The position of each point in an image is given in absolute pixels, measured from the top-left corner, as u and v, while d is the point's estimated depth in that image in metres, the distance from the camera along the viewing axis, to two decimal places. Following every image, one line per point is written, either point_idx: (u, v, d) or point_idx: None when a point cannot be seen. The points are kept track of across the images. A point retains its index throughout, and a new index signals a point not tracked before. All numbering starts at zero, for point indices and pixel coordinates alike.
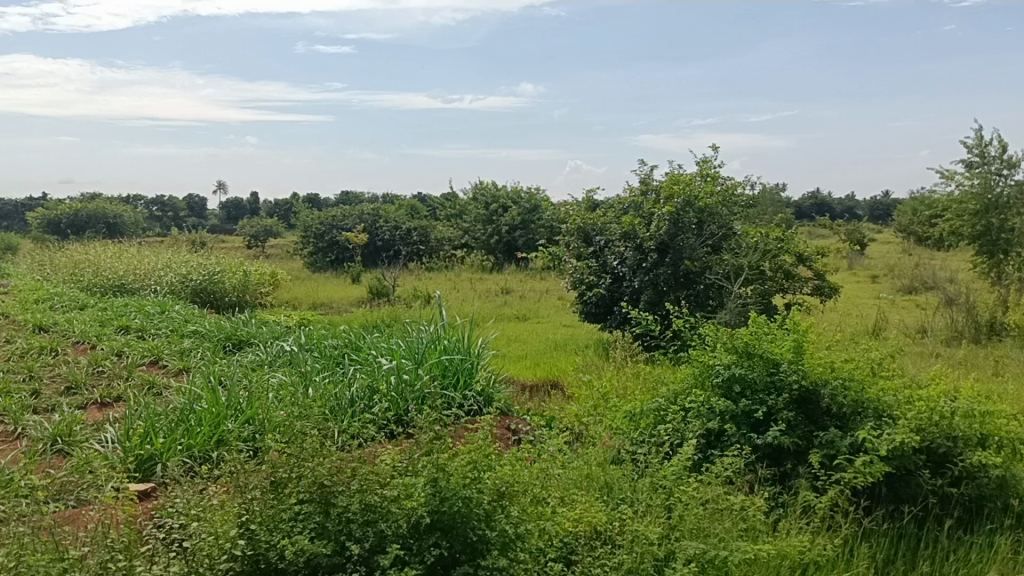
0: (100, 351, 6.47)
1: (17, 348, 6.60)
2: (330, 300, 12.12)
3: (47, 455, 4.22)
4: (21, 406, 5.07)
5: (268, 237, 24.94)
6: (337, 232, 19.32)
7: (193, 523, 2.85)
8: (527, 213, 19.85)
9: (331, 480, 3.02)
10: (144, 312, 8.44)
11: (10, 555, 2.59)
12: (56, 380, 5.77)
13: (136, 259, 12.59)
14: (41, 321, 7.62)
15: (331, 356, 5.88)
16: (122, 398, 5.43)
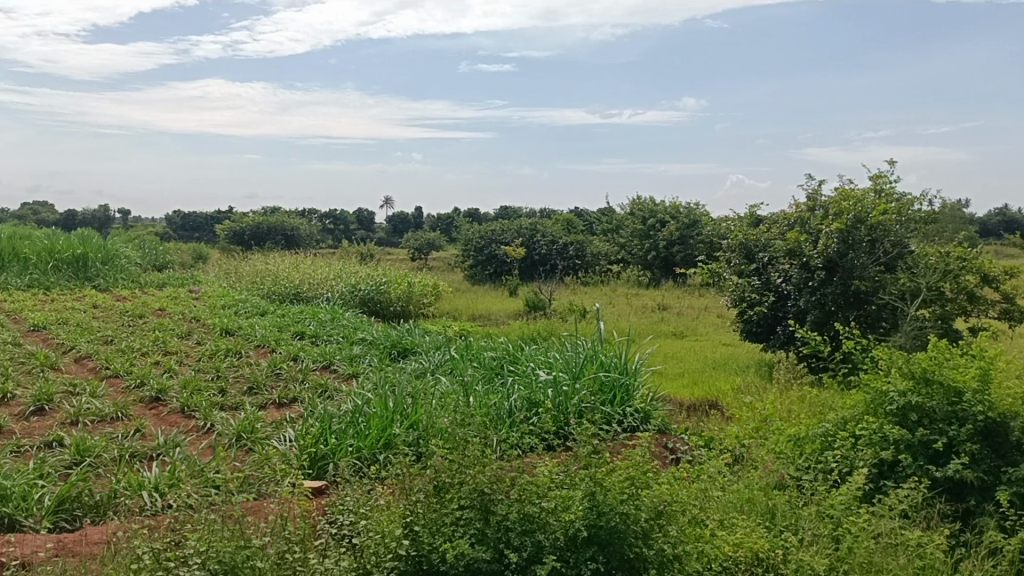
0: (279, 355, 6.92)
1: (207, 349, 7.17)
2: (488, 312, 12.40)
3: (233, 450, 4.55)
4: (210, 404, 5.50)
5: (430, 250, 25.85)
6: (496, 246, 19.76)
7: (362, 521, 3.02)
8: (686, 229, 19.53)
9: (490, 488, 3.06)
10: (317, 320, 8.95)
11: (202, 539, 2.79)
12: (240, 380, 6.23)
13: (311, 269, 13.38)
14: (227, 326, 8.24)
15: (490, 367, 6.02)
16: (298, 399, 5.78)
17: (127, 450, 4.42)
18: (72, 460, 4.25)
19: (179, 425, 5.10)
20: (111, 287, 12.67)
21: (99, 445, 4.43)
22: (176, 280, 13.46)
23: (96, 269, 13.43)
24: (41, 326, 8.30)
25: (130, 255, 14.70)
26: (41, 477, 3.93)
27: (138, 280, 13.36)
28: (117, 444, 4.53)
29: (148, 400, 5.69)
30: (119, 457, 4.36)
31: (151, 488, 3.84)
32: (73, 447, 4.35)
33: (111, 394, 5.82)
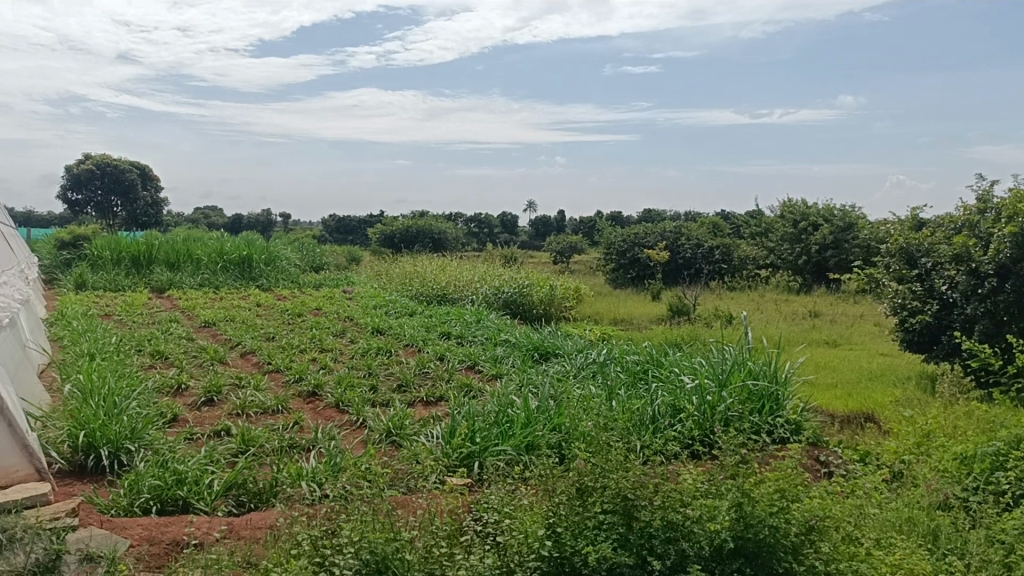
0: (426, 354, 7.14)
1: (359, 347, 7.49)
2: (631, 316, 12.30)
3: (383, 444, 4.73)
4: (362, 400, 5.74)
5: (573, 252, 25.92)
6: (639, 250, 19.57)
7: (507, 520, 3.08)
8: (840, 232, 18.64)
9: (634, 493, 3.04)
10: (463, 321, 9.17)
11: (356, 529, 2.94)
12: (390, 377, 6.47)
13: (457, 271, 13.71)
14: (378, 326, 8.58)
15: (634, 372, 5.98)
16: (444, 398, 5.94)
17: (287, 441, 4.69)
18: (238, 449, 4.55)
19: (333, 419, 5.36)
20: (273, 287, 13.46)
21: (262, 436, 4.73)
22: (331, 281, 14.12)
23: (259, 269, 14.29)
24: (211, 322, 8.92)
25: (290, 257, 15.57)
26: (211, 462, 4.23)
27: (297, 280, 14.11)
28: (278, 435, 4.81)
29: (306, 395, 6.01)
30: (280, 447, 4.63)
31: (309, 477, 4.05)
32: (239, 436, 4.66)
33: (273, 388, 6.18)
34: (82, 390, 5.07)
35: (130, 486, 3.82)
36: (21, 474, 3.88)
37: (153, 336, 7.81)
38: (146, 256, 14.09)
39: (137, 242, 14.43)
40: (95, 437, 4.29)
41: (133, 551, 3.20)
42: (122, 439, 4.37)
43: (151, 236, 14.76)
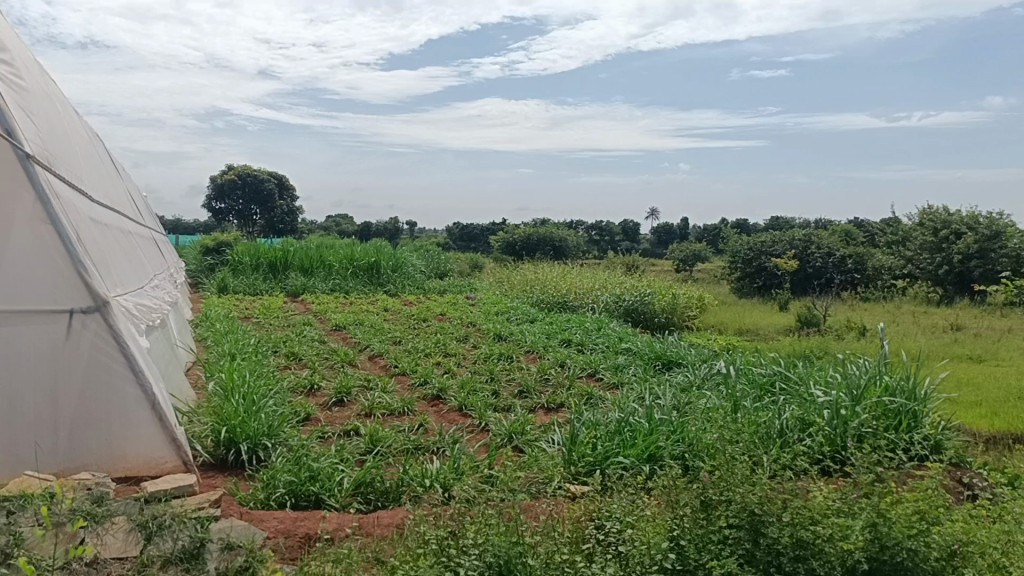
0: (547, 361, 7.18)
1: (482, 352, 7.62)
2: (756, 326, 11.97)
3: (505, 449, 4.79)
4: (484, 405, 5.83)
5: (696, 261, 25.47)
6: (765, 259, 19.04)
7: (629, 530, 3.03)
8: (986, 241, 17.52)
9: (761, 508, 2.95)
10: (583, 328, 9.16)
11: (480, 531, 3.00)
12: (511, 383, 6.54)
13: (578, 279, 13.72)
14: (500, 332, 8.69)
15: (760, 383, 5.82)
16: (565, 405, 5.95)
17: (412, 443, 4.82)
18: (367, 448, 4.71)
19: (457, 422, 5.46)
20: (400, 292, 13.85)
21: (390, 437, 4.88)
22: (455, 287, 14.39)
23: (386, 275, 14.73)
24: (342, 326, 9.26)
25: (416, 263, 15.99)
26: (342, 461, 4.39)
27: (422, 286, 14.46)
28: (404, 436, 4.95)
29: (430, 398, 6.15)
30: (406, 449, 4.76)
31: (433, 479, 4.15)
32: (368, 436, 4.82)
33: (399, 390, 6.36)
34: (224, 388, 5.37)
35: (267, 481, 4.01)
36: (168, 465, 4.14)
37: (287, 338, 8.18)
38: (282, 262, 14.81)
39: (274, 249, 15.16)
40: (235, 433, 4.54)
41: (270, 543, 3.37)
42: (260, 435, 4.60)
43: (287, 243, 15.49)
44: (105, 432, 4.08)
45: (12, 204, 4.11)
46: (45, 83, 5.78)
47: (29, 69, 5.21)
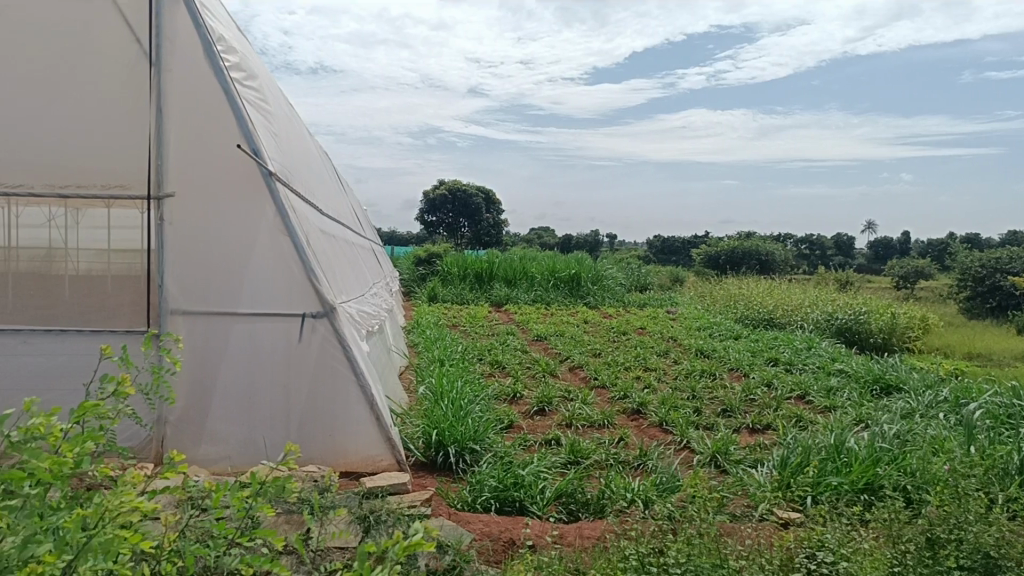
0: (753, 380, 6.93)
1: (683, 368, 7.48)
2: (989, 350, 10.93)
3: (707, 468, 4.67)
4: (686, 422, 5.72)
5: (918, 277, 23.67)
6: (1000, 276, 17.37)
7: (843, 563, 2.85)
8: None
9: (997, 552, 2.73)
10: (792, 347, 8.76)
11: (682, 551, 2.95)
12: (714, 401, 6.37)
13: (787, 295, 13.16)
14: (703, 348, 8.50)
15: (996, 414, 5.29)
16: (772, 427, 5.72)
17: (613, 456, 4.82)
18: (569, 459, 4.76)
19: (657, 438, 5.40)
20: (600, 304, 13.92)
21: (591, 448, 4.90)
22: (655, 301, 14.25)
23: (587, 287, 14.85)
24: (544, 336, 9.44)
25: (617, 276, 16.01)
26: (545, 470, 4.47)
27: (622, 299, 14.44)
28: (605, 449, 4.95)
29: (630, 412, 6.13)
30: (606, 462, 4.76)
31: (636, 494, 4.12)
32: (570, 447, 4.86)
33: (599, 403, 6.38)
34: (434, 393, 5.62)
35: (474, 485, 4.15)
36: (384, 464, 4.41)
37: (492, 346, 8.46)
38: (488, 273, 15.34)
39: (480, 260, 15.74)
40: (445, 436, 4.73)
41: (477, 545, 3.49)
42: (467, 439, 4.76)
43: (492, 255, 16.03)
44: (330, 429, 4.42)
45: (256, 218, 4.54)
46: (285, 106, 6.30)
47: (272, 93, 5.71)
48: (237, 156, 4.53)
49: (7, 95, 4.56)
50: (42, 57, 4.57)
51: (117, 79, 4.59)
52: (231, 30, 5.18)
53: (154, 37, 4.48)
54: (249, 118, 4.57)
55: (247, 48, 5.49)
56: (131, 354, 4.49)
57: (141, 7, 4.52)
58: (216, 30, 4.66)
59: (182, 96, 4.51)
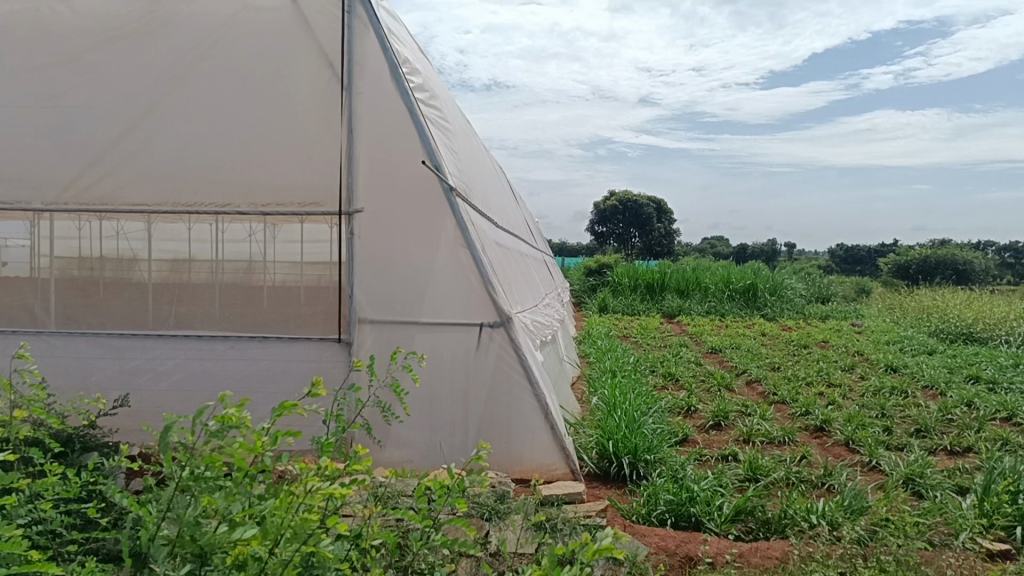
0: (951, 398, 6.44)
1: (871, 385, 7.07)
2: None
3: (900, 491, 4.39)
4: (875, 441, 5.40)
5: None
6: None
7: None
8: None
9: None
10: (996, 364, 8.07)
11: None
12: (907, 420, 5.98)
13: (988, 307, 12.14)
14: (893, 363, 7.99)
15: None
16: (973, 450, 5.30)
17: (795, 474, 4.63)
18: (747, 475, 4.61)
19: (843, 458, 5.14)
20: (778, 316, 13.41)
21: (772, 465, 4.73)
22: (838, 313, 13.56)
23: (764, 298, 14.34)
24: (718, 349, 9.22)
25: (796, 286, 15.37)
26: (723, 486, 4.36)
27: (802, 310, 13.85)
28: (786, 467, 4.77)
29: (813, 429, 5.87)
30: (787, 480, 4.59)
31: (820, 514, 3.94)
32: (748, 463, 4.71)
33: (779, 419, 6.15)
34: (607, 403, 5.62)
35: (649, 498, 4.11)
36: (558, 472, 4.45)
37: (664, 358, 8.36)
38: (659, 284, 15.16)
39: (652, 271, 15.59)
40: (618, 448, 4.72)
41: (653, 558, 3.45)
42: (642, 451, 4.72)
43: (664, 265, 15.83)
44: (506, 436, 4.52)
45: (437, 231, 4.72)
46: (463, 122, 6.52)
47: (451, 112, 5.93)
48: (421, 172, 4.73)
49: (215, 122, 4.96)
50: (246, 85, 4.95)
51: (310, 102, 4.91)
52: (414, 51, 5.42)
53: (346, 61, 4.77)
54: (431, 135, 4.77)
55: (428, 69, 5.74)
56: (324, 361, 4.80)
57: (335, 34, 4.86)
58: (401, 52, 4.91)
59: (370, 116, 4.79)
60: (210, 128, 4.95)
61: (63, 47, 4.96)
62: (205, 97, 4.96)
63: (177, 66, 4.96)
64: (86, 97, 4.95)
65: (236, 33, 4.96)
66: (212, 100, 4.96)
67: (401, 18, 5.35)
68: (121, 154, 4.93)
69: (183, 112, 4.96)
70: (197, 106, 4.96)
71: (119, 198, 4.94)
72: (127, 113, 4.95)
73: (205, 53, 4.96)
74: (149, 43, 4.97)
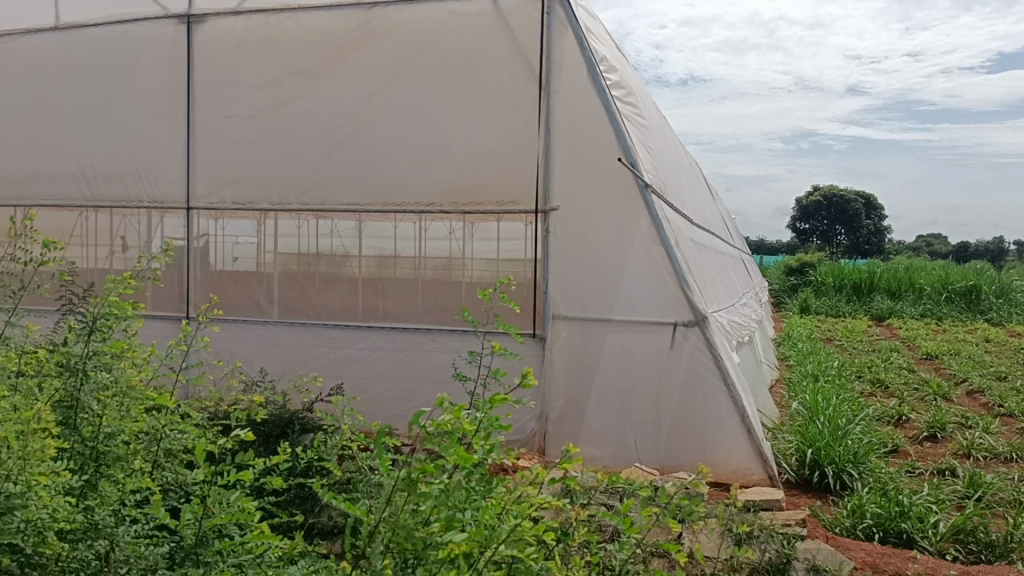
0: None
1: None
2: None
3: None
4: None
5: None
6: None
7: None
8: None
9: None
10: None
11: None
12: None
13: None
14: None
15: None
16: None
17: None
18: (966, 492, 4.24)
19: None
20: (1006, 321, 12.22)
21: (996, 483, 4.33)
22: None
23: (990, 301, 13.12)
24: (935, 356, 8.53)
25: None
26: (938, 502, 4.04)
27: None
28: (1013, 486, 4.34)
29: None
30: (1015, 501, 4.18)
31: None
32: (968, 479, 4.34)
33: (1006, 433, 5.61)
34: (808, 408, 5.36)
35: (853, 509, 3.89)
36: (756, 477, 4.28)
37: (873, 363, 7.86)
38: (868, 284, 14.25)
39: (860, 270, 14.69)
40: (820, 455, 4.49)
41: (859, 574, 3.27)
42: (846, 461, 4.46)
43: (874, 265, 14.86)
44: (699, 437, 4.45)
45: (633, 229, 4.69)
46: (659, 118, 6.45)
47: (647, 107, 5.89)
48: (617, 169, 4.73)
49: (420, 125, 5.20)
50: (449, 88, 5.15)
51: (508, 104, 5.04)
52: (611, 48, 5.44)
53: (545, 63, 4.88)
54: (628, 132, 4.74)
55: (625, 66, 5.73)
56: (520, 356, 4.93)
57: (535, 37, 4.96)
58: (599, 50, 4.93)
59: (567, 116, 4.86)
60: (415, 131, 5.20)
61: (289, 60, 5.40)
62: (412, 102, 5.21)
63: (386, 73, 5.26)
64: (306, 105, 5.37)
65: (441, 39, 5.17)
66: (417, 105, 5.20)
67: (599, 17, 5.38)
68: (337, 159, 5.31)
69: (391, 118, 5.24)
70: (403, 110, 5.22)
71: (333, 199, 5.31)
72: (342, 120, 5.32)
73: (411, 60, 5.22)
74: (362, 52, 5.30)
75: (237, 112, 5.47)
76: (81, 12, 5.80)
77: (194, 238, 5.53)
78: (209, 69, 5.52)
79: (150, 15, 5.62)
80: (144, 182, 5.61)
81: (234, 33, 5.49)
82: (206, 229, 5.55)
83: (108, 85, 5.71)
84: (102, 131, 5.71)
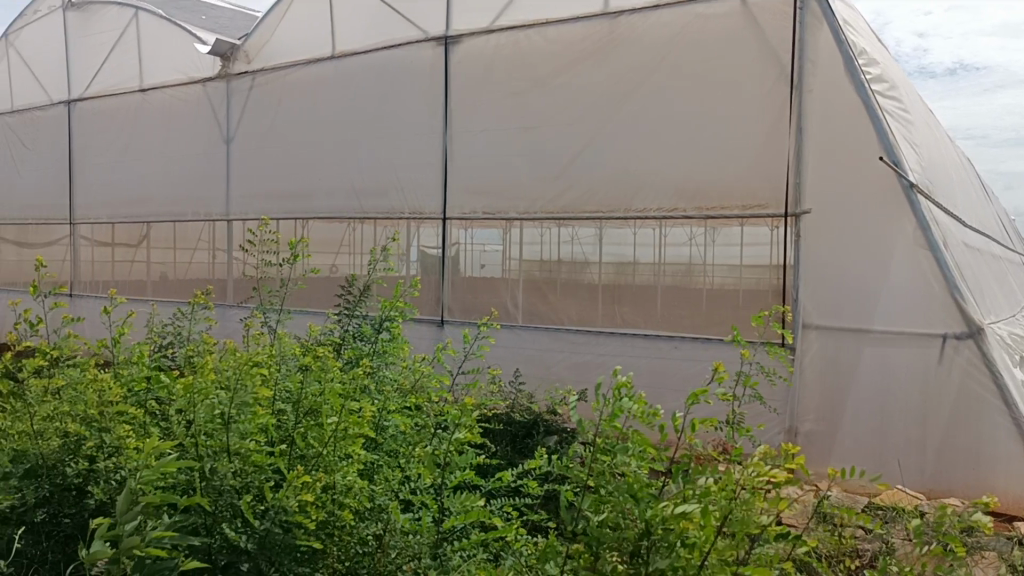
0: None
1: None
2: None
3: None
4: None
5: None
6: None
7: None
8: None
9: None
10: None
11: None
12: None
13: None
14: None
15: None
16: None
17: None
18: None
19: None
20: None
21: None
22: None
23: None
24: None
25: None
26: None
27: None
28: None
29: None
30: None
31: None
32: None
33: None
34: None
35: None
36: None
37: None
38: None
39: None
40: None
41: None
42: None
43: None
44: (973, 460, 4.06)
45: (895, 233, 4.35)
46: (925, 112, 5.95)
47: (912, 101, 5.46)
48: (878, 168, 4.40)
49: (664, 131, 5.17)
50: (693, 93, 5.09)
51: (758, 105, 4.88)
52: (871, 40, 5.09)
53: (797, 61, 4.67)
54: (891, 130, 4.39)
55: (886, 58, 5.35)
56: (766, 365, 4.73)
57: (788, 35, 4.76)
58: (858, 44, 4.62)
59: (822, 114, 4.61)
60: (657, 137, 5.18)
61: (538, 73, 5.59)
62: (656, 109, 5.20)
63: (630, 81, 5.28)
64: (554, 116, 5.53)
65: (686, 44, 5.11)
66: (661, 111, 5.18)
67: (858, 8, 5.06)
68: (580, 168, 5.42)
69: (635, 126, 5.26)
70: (647, 118, 5.22)
71: (578, 207, 5.42)
72: (587, 128, 5.41)
73: (656, 66, 5.21)
74: (607, 61, 5.36)
75: (488, 125, 5.74)
76: (352, 42, 6.36)
77: (447, 246, 5.88)
78: (464, 87, 5.83)
79: (412, 40, 6.05)
80: (405, 195, 6.05)
81: (486, 52, 5.77)
82: (457, 238, 5.88)
83: (375, 106, 6.23)
84: (369, 149, 6.24)
